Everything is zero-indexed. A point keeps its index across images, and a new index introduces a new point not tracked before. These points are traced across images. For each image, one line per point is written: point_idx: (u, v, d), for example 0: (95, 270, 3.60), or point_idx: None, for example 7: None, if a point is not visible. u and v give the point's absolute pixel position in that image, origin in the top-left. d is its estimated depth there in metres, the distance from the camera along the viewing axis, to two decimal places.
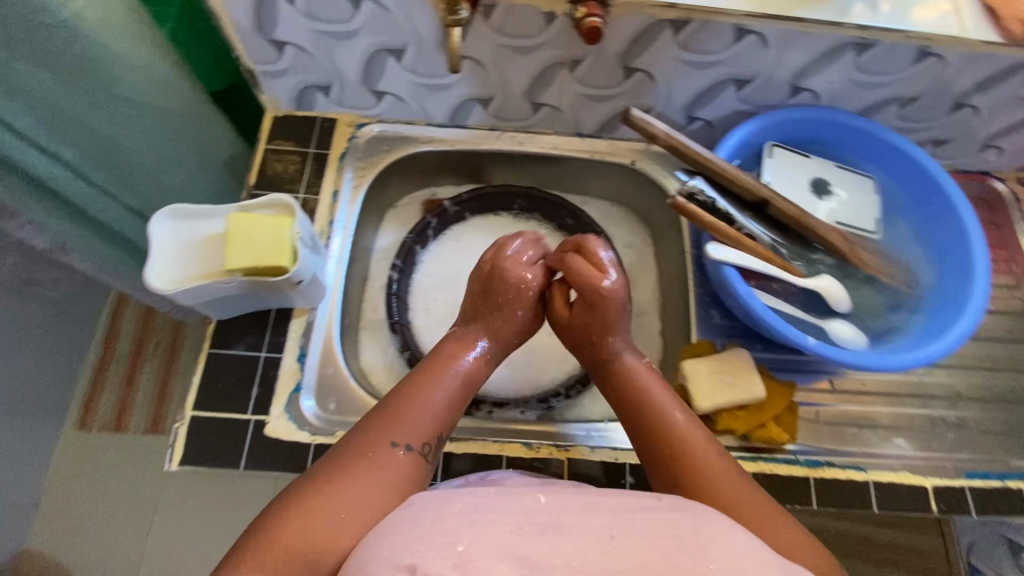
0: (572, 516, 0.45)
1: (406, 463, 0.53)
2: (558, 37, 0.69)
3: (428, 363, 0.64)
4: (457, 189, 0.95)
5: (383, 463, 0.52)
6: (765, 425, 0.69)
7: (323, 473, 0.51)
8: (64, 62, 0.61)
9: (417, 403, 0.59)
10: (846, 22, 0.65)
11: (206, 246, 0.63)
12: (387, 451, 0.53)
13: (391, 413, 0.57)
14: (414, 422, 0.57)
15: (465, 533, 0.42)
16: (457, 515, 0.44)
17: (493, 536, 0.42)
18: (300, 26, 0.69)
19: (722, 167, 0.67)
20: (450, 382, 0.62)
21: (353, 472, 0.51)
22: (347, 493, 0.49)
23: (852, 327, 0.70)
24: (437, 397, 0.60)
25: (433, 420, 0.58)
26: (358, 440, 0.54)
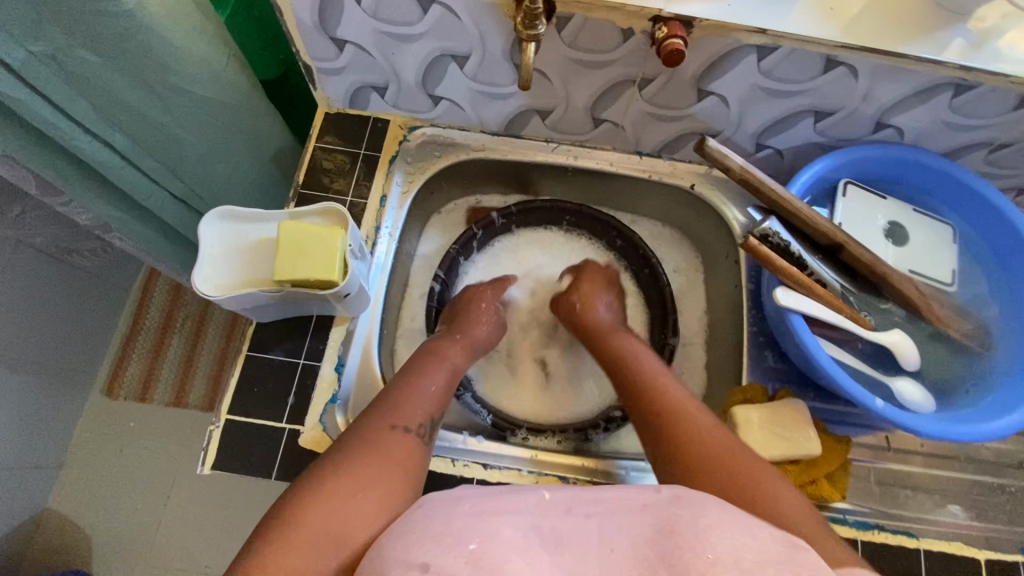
0: (571, 520, 0.47)
1: (406, 441, 0.57)
2: (633, 55, 0.65)
3: (422, 355, 0.68)
4: (503, 199, 0.94)
5: (390, 444, 0.55)
6: (816, 481, 0.66)
7: (343, 459, 0.53)
8: (123, 51, 0.59)
9: (417, 387, 0.63)
10: (948, 60, 0.59)
11: (254, 253, 0.62)
12: (394, 432, 0.56)
13: (394, 399, 0.60)
14: (412, 404, 0.60)
15: (476, 533, 0.44)
16: (466, 516, 0.46)
17: (503, 538, 0.44)
18: (363, 26, 0.66)
19: (797, 207, 0.64)
20: (441, 371, 0.67)
21: (369, 457, 0.53)
22: (366, 479, 0.51)
23: (920, 387, 0.67)
24: (431, 384, 0.64)
25: (431, 403, 0.62)
26: (368, 424, 0.57)
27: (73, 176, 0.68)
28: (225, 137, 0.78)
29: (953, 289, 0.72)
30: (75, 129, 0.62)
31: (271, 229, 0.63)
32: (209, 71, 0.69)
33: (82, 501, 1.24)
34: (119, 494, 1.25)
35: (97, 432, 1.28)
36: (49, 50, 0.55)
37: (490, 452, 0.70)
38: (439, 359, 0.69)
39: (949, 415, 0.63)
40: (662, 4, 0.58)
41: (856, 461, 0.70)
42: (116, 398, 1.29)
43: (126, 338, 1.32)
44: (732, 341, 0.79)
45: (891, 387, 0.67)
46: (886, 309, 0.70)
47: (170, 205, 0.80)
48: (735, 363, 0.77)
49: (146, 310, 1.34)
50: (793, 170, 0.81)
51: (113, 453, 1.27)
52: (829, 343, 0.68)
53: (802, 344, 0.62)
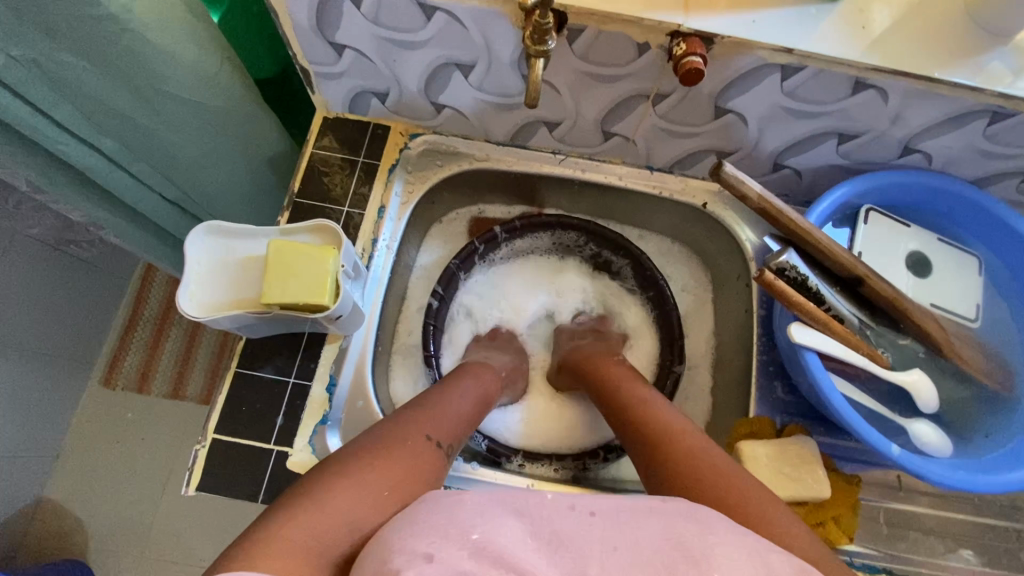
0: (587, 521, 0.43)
1: (425, 452, 0.53)
2: (648, 70, 0.62)
3: (457, 377, 0.68)
4: (507, 210, 0.90)
5: (406, 450, 0.52)
6: (824, 523, 0.63)
7: (365, 448, 0.50)
8: (109, 54, 0.56)
9: (449, 407, 0.61)
10: (986, 86, 0.55)
11: (244, 272, 0.60)
12: (426, 442, 0.54)
13: (427, 410, 0.58)
14: (445, 422, 0.58)
15: (480, 524, 0.40)
16: (474, 508, 0.42)
17: (509, 536, 0.40)
18: (363, 31, 0.62)
19: (819, 238, 0.61)
20: (473, 396, 0.66)
21: (393, 452, 0.50)
22: (391, 471, 0.48)
23: (938, 431, 0.64)
24: (463, 407, 0.63)
25: (461, 426, 0.61)
26: (398, 425, 0.55)
27: (60, 181, 0.66)
28: (219, 141, 0.74)
29: (976, 325, 0.69)
30: (60, 135, 0.59)
31: (262, 246, 0.61)
32: (201, 75, 0.66)
33: (75, 497, 1.23)
34: (112, 491, 1.24)
35: (91, 428, 1.26)
36: (29, 55, 0.52)
37: (484, 480, 0.68)
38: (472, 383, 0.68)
39: (968, 463, 0.60)
40: (681, 19, 0.55)
41: (864, 500, 0.67)
42: (115, 387, 1.27)
43: (124, 330, 1.29)
44: (740, 369, 0.76)
45: (906, 430, 0.64)
46: (904, 344, 0.68)
47: (162, 209, 0.77)
48: (743, 392, 0.74)
49: (143, 305, 1.31)
50: (811, 190, 0.78)
51: (107, 449, 1.25)
52: (842, 380, 0.66)
53: (816, 382, 0.59)
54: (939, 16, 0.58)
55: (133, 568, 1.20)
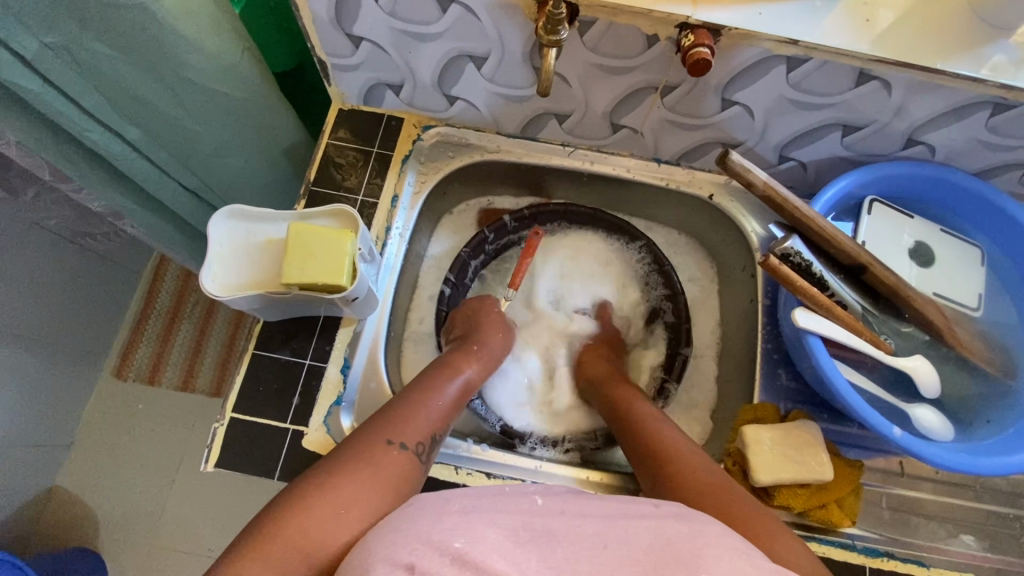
0: (565, 522, 0.45)
1: (400, 461, 0.54)
2: (656, 61, 0.63)
3: (432, 372, 0.67)
4: (516, 201, 0.92)
5: (379, 460, 0.53)
6: (825, 506, 0.64)
7: (330, 465, 0.51)
8: (137, 44, 0.58)
9: (419, 407, 0.61)
10: (987, 78, 0.57)
11: (264, 254, 0.62)
12: (386, 449, 0.54)
13: (394, 415, 0.58)
14: (411, 424, 0.58)
15: (462, 531, 0.42)
16: (455, 514, 0.44)
17: (491, 539, 0.42)
18: (380, 24, 0.64)
19: (821, 224, 0.62)
20: (448, 390, 0.65)
21: (349, 467, 0.51)
22: (348, 487, 0.49)
23: (940, 415, 0.65)
24: (433, 403, 0.62)
25: (432, 423, 0.60)
26: (361, 436, 0.55)
27: (86, 168, 0.68)
28: (238, 131, 0.77)
29: (978, 313, 0.70)
30: (89, 123, 0.61)
31: (281, 230, 0.63)
32: (222, 67, 0.68)
33: (88, 484, 1.25)
34: (125, 479, 1.26)
35: (104, 416, 1.28)
36: (62, 42, 0.54)
37: (494, 461, 0.70)
38: (445, 375, 0.67)
39: (970, 445, 0.61)
40: (689, 11, 0.56)
41: (866, 485, 0.69)
42: (126, 379, 1.30)
43: (136, 321, 1.32)
44: (745, 357, 0.77)
45: (908, 414, 0.65)
46: (907, 332, 0.69)
47: (181, 198, 0.80)
48: (748, 380, 0.75)
49: (156, 296, 1.34)
50: (816, 182, 0.79)
51: (120, 437, 1.28)
52: (845, 366, 0.67)
53: (819, 366, 0.60)
54: (940, 10, 0.59)
55: (144, 554, 1.22)
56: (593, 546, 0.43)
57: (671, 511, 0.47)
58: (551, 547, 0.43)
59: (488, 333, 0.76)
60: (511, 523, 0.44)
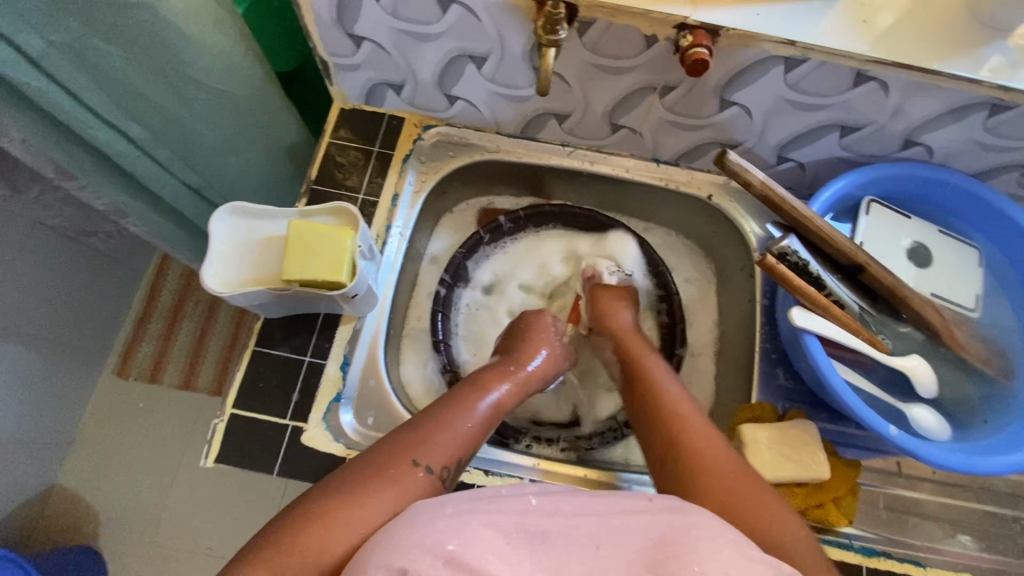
0: (560, 523, 0.46)
1: (424, 483, 0.53)
2: (655, 62, 0.64)
3: (464, 389, 0.65)
4: (516, 201, 0.92)
5: (402, 480, 0.52)
6: (823, 505, 0.64)
7: (351, 476, 0.52)
8: (140, 42, 0.59)
9: (449, 428, 0.59)
10: (983, 79, 0.57)
11: (265, 250, 0.62)
12: (411, 471, 0.53)
13: (423, 433, 0.57)
14: (441, 447, 0.57)
15: (455, 533, 0.43)
16: (449, 516, 0.45)
17: (485, 540, 0.43)
18: (381, 24, 0.65)
19: (820, 225, 0.63)
20: (480, 409, 0.63)
21: (373, 486, 0.51)
22: (368, 506, 0.49)
23: (936, 415, 0.65)
24: (465, 424, 0.60)
25: (461, 446, 0.58)
26: (388, 451, 0.55)
27: (89, 165, 0.68)
28: (241, 130, 0.77)
29: (975, 314, 0.70)
30: (91, 119, 0.62)
31: (282, 228, 0.63)
32: (226, 66, 0.69)
33: (90, 481, 1.26)
34: (126, 476, 1.26)
35: (106, 414, 1.29)
36: (67, 40, 0.54)
37: (491, 459, 0.70)
38: (478, 394, 0.65)
39: (966, 445, 0.61)
40: (688, 12, 0.57)
41: (864, 485, 0.69)
42: (127, 377, 1.31)
43: (138, 319, 1.33)
44: (744, 356, 0.77)
45: (905, 415, 0.65)
46: (905, 332, 0.69)
47: (184, 195, 0.80)
48: (746, 379, 0.75)
49: (159, 293, 1.35)
50: (815, 183, 0.79)
51: (121, 434, 1.28)
52: (843, 365, 0.67)
53: (816, 365, 0.60)
54: (937, 12, 0.60)
55: (144, 551, 1.22)
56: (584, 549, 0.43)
57: (667, 505, 0.48)
58: (544, 550, 0.43)
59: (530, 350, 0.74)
60: (497, 520, 0.45)
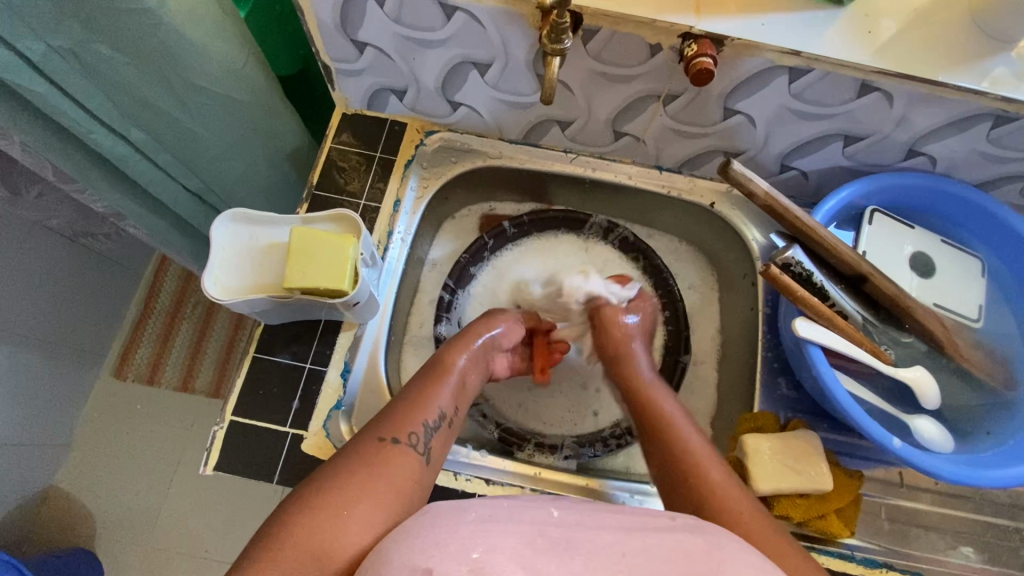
0: (581, 533, 0.45)
1: (405, 466, 0.53)
2: (659, 70, 0.63)
3: (426, 371, 0.65)
4: (517, 207, 0.92)
5: (384, 468, 0.52)
6: (824, 516, 0.64)
7: (337, 471, 0.51)
8: (142, 48, 0.58)
9: (416, 409, 0.59)
10: (989, 92, 0.57)
11: (266, 257, 0.62)
12: (382, 457, 0.53)
13: (388, 419, 0.57)
14: (409, 426, 0.57)
15: (480, 541, 0.42)
16: (472, 523, 0.44)
17: (509, 548, 0.42)
18: (385, 30, 0.65)
19: (823, 234, 0.62)
20: (444, 387, 0.64)
21: (349, 479, 0.50)
22: (356, 497, 0.48)
23: (939, 427, 0.65)
24: (429, 402, 0.61)
25: (426, 420, 0.59)
26: (356, 445, 0.54)
27: (90, 169, 0.68)
28: (243, 134, 0.77)
29: (978, 324, 0.70)
30: (93, 124, 0.62)
31: (283, 234, 0.63)
32: (229, 70, 0.68)
33: (86, 484, 1.25)
34: (123, 480, 1.26)
35: (103, 417, 1.28)
36: (68, 45, 0.54)
37: (492, 468, 0.70)
38: (439, 373, 0.65)
39: (969, 458, 0.61)
40: (693, 21, 0.57)
41: (866, 496, 0.69)
42: (125, 379, 1.30)
43: (136, 322, 1.33)
44: (746, 365, 0.77)
45: (907, 425, 0.65)
46: (907, 342, 0.69)
47: (184, 199, 0.80)
48: (748, 388, 0.75)
49: (157, 295, 1.34)
50: (818, 192, 0.79)
51: (119, 437, 1.28)
52: (847, 376, 0.67)
53: (819, 376, 0.60)
54: (942, 23, 0.60)
55: (141, 556, 1.21)
56: (611, 555, 0.43)
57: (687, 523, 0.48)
58: (566, 559, 0.42)
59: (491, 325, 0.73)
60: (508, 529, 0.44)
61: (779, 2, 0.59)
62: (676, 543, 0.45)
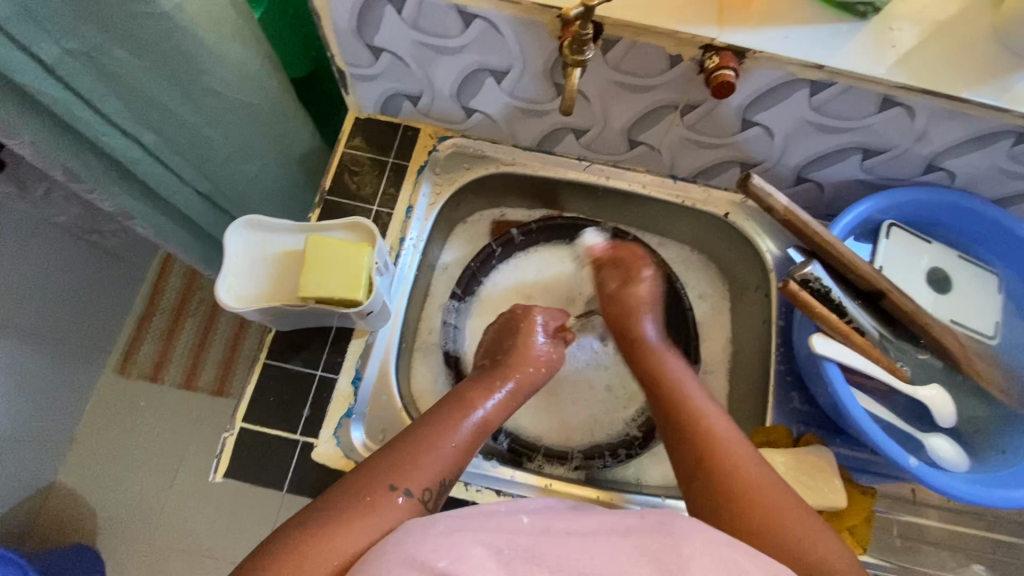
0: (554, 537, 0.45)
1: (404, 508, 0.50)
2: (678, 81, 0.63)
3: (448, 407, 0.62)
4: (529, 213, 0.91)
5: (380, 505, 0.50)
6: (837, 533, 0.64)
7: (333, 501, 0.49)
8: (156, 53, 0.57)
9: (430, 448, 0.56)
10: (1012, 108, 0.56)
11: (280, 265, 0.62)
12: (387, 495, 0.50)
13: (401, 454, 0.55)
14: (422, 466, 0.54)
15: (445, 551, 0.42)
16: (438, 535, 0.44)
17: (475, 557, 0.42)
18: (401, 35, 0.64)
19: (840, 251, 0.63)
20: (463, 428, 0.60)
21: (348, 510, 0.48)
22: (344, 533, 0.46)
23: (954, 444, 0.65)
24: (447, 444, 0.58)
25: (443, 467, 0.56)
26: (363, 476, 0.52)
27: (100, 171, 0.68)
28: (255, 138, 0.76)
29: (994, 341, 0.70)
30: (106, 127, 0.62)
31: (298, 242, 0.63)
32: (244, 74, 0.67)
33: (88, 482, 1.24)
34: (126, 478, 1.25)
35: (106, 414, 1.28)
36: (83, 48, 0.53)
37: (503, 478, 0.70)
38: (462, 412, 0.62)
39: (985, 477, 0.60)
40: (715, 33, 0.56)
41: (877, 512, 0.68)
42: (128, 376, 1.30)
43: (140, 319, 1.32)
44: (758, 378, 0.77)
45: (922, 442, 0.65)
46: (922, 358, 0.69)
47: (193, 202, 0.79)
48: (760, 401, 0.74)
49: (161, 292, 1.34)
50: (833, 205, 0.79)
51: (122, 434, 1.27)
52: (863, 393, 0.67)
53: (835, 393, 0.60)
54: (964, 37, 0.59)
55: (142, 554, 1.21)
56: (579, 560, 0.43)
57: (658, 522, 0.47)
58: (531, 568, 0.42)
59: (529, 360, 0.71)
60: (524, 540, 0.44)
61: (803, 14, 0.58)
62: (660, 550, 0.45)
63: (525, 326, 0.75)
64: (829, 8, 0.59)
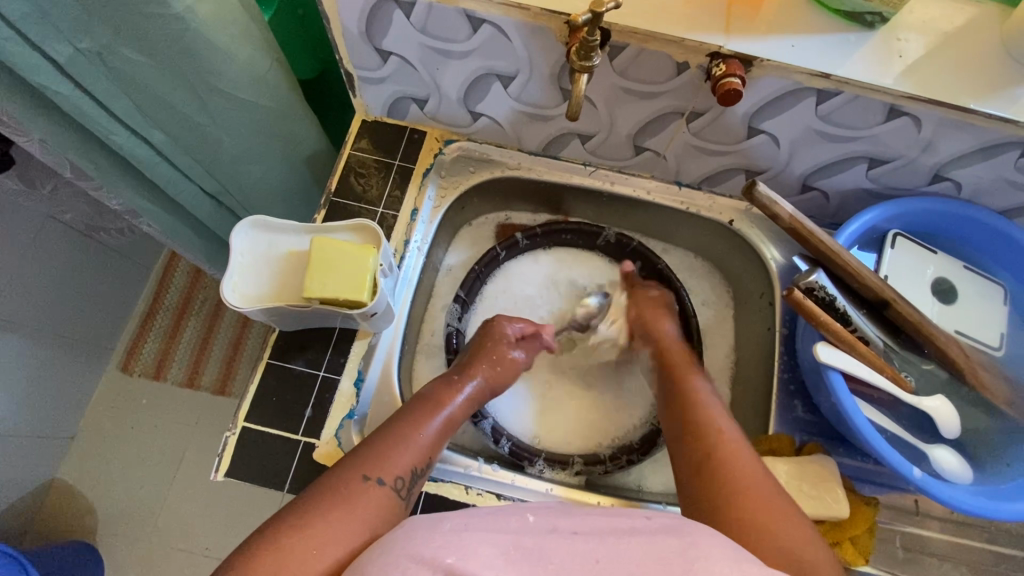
0: (557, 539, 0.44)
1: (379, 499, 0.51)
2: (685, 88, 0.63)
3: (415, 405, 0.62)
4: (533, 217, 0.91)
5: (355, 498, 0.50)
6: (839, 544, 0.64)
7: (310, 498, 0.49)
8: (164, 53, 0.58)
9: (401, 442, 0.57)
10: (1019, 120, 0.56)
11: (285, 266, 0.63)
12: (361, 487, 0.51)
13: (370, 450, 0.55)
14: (393, 457, 0.54)
15: (453, 549, 0.41)
16: (445, 534, 0.43)
17: (482, 555, 0.41)
18: (410, 40, 0.64)
19: (845, 258, 0.63)
20: (433, 423, 0.60)
21: (324, 509, 0.48)
22: (318, 529, 0.46)
23: (957, 456, 0.64)
24: (417, 436, 0.58)
25: (413, 457, 0.56)
26: (334, 476, 0.52)
27: (107, 170, 0.68)
28: (262, 139, 0.76)
29: (999, 353, 0.69)
30: (115, 125, 0.62)
31: (303, 242, 0.64)
32: (253, 75, 0.68)
33: (88, 478, 1.25)
34: (126, 475, 1.25)
35: (108, 411, 1.28)
36: (95, 48, 0.54)
37: (504, 482, 0.70)
38: (431, 409, 0.62)
39: (989, 489, 0.60)
40: (722, 41, 0.56)
41: (881, 523, 0.68)
42: (130, 373, 1.30)
43: (144, 316, 1.33)
44: (761, 385, 0.76)
45: (927, 454, 0.64)
46: (926, 368, 0.69)
47: (200, 201, 0.79)
48: (762, 409, 0.74)
49: (165, 291, 1.35)
50: (838, 214, 0.79)
51: (124, 431, 1.27)
52: (867, 403, 0.67)
53: (839, 403, 0.59)
54: (971, 49, 0.59)
55: (140, 552, 1.21)
56: (583, 559, 0.42)
57: (662, 523, 0.46)
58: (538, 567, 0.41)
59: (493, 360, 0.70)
60: (520, 540, 0.43)
61: (811, 23, 0.58)
62: (651, 545, 0.44)
63: (491, 330, 0.73)
64: (837, 17, 0.59)
